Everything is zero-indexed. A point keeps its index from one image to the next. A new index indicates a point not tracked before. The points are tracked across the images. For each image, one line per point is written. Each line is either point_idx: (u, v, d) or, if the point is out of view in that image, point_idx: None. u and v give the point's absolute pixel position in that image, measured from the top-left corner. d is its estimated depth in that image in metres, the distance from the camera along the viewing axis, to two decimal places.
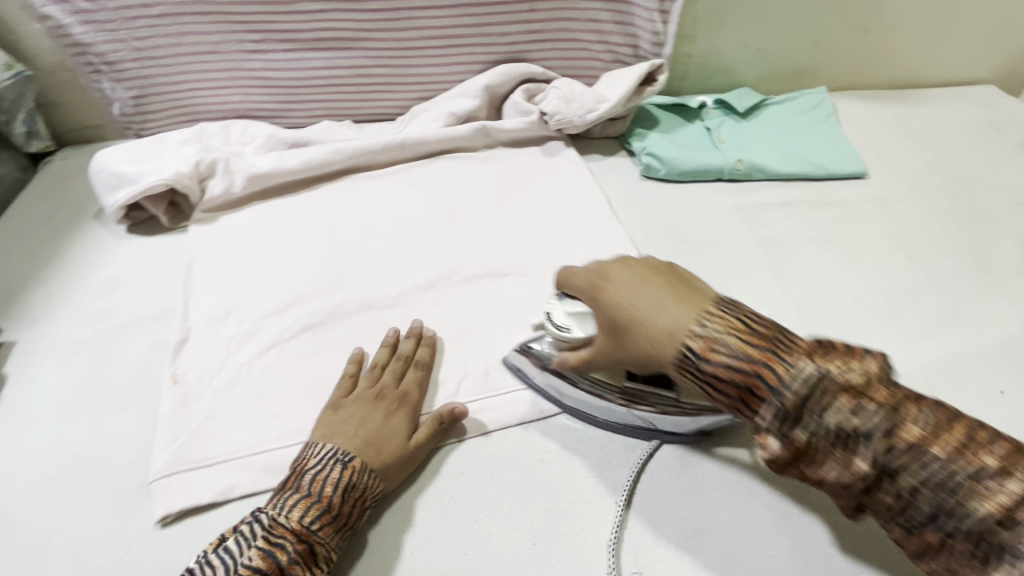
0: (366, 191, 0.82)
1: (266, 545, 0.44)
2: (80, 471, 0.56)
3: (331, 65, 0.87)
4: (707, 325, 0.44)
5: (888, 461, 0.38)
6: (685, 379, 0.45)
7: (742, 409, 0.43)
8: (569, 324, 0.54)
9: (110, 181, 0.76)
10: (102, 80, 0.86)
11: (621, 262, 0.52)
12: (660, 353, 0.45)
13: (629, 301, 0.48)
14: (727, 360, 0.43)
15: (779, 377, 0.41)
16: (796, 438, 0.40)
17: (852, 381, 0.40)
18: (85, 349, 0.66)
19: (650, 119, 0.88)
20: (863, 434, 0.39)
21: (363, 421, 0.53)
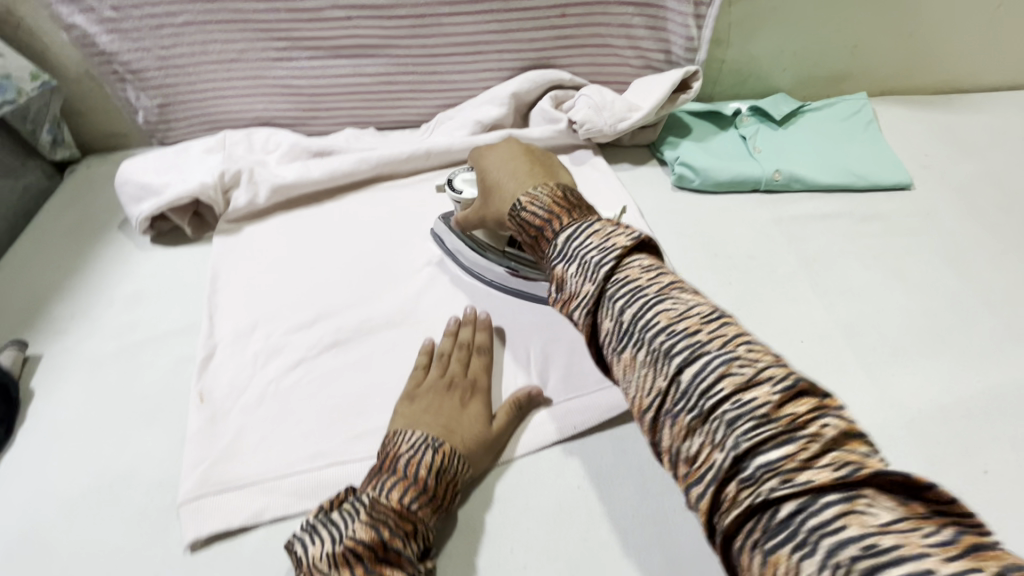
0: (391, 201, 0.81)
1: (369, 520, 0.44)
2: (108, 491, 0.55)
3: (355, 73, 0.85)
4: (539, 189, 0.54)
5: (716, 415, 0.36)
6: (512, 225, 0.55)
7: (538, 247, 0.52)
8: (465, 187, 0.67)
9: (135, 192, 0.76)
10: (127, 89, 0.86)
11: (506, 142, 0.63)
12: (505, 203, 0.57)
13: (491, 177, 0.59)
14: (541, 211, 0.51)
15: (562, 224, 0.49)
16: (559, 270, 0.47)
17: (611, 234, 0.47)
18: (111, 363, 0.65)
19: (683, 126, 0.85)
20: (601, 272, 0.44)
21: (438, 409, 0.54)
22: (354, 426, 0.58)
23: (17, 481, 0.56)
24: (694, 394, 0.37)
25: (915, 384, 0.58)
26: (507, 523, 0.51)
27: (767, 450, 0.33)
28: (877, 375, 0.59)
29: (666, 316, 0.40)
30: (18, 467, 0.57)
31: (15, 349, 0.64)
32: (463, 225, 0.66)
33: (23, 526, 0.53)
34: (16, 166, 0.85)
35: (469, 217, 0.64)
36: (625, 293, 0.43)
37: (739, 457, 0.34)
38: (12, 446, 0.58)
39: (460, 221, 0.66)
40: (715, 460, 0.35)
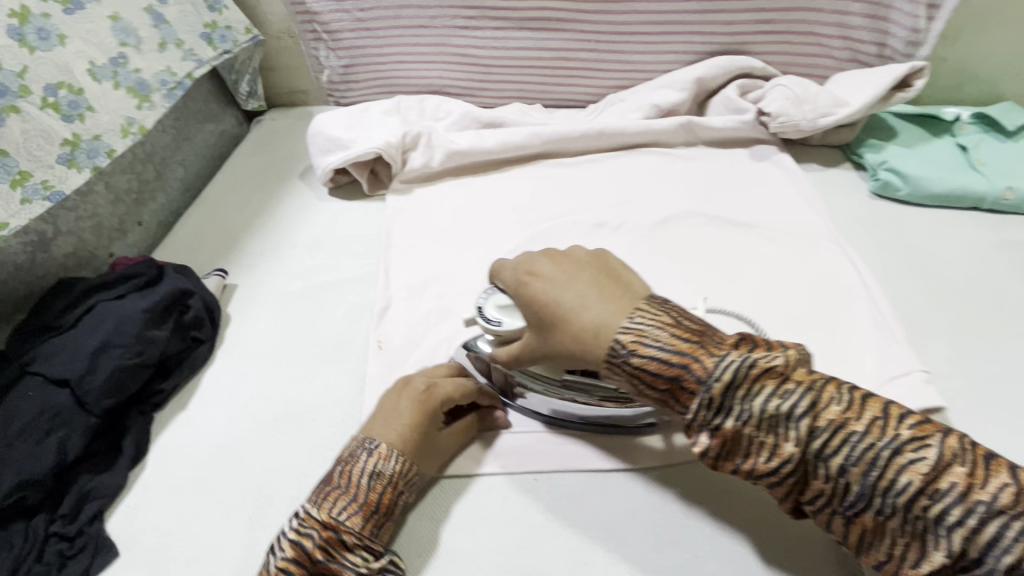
0: (558, 178, 0.80)
1: (296, 535, 0.44)
2: (297, 419, 0.58)
3: (535, 47, 0.85)
4: (636, 320, 0.42)
5: (922, 511, 0.34)
6: (617, 375, 0.42)
7: (671, 402, 0.40)
8: (504, 316, 0.49)
9: (324, 144, 0.80)
10: (319, 48, 0.91)
11: (543, 256, 0.49)
12: (590, 344, 0.43)
13: (550, 298, 0.45)
14: (658, 355, 0.40)
15: (705, 367, 0.38)
16: (725, 426, 0.38)
17: (769, 366, 0.37)
18: (297, 301, 0.69)
19: (887, 129, 0.77)
20: (790, 419, 0.37)
21: (388, 413, 0.50)
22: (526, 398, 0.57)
23: (219, 395, 0.61)
24: (780, 438, 0.37)
25: None
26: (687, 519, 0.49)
27: (856, 461, 0.35)
28: None
29: (780, 407, 0.37)
30: (219, 384, 0.62)
31: (218, 275, 0.70)
32: (511, 361, 0.50)
33: (225, 436, 0.58)
34: (217, 110, 0.92)
35: (520, 350, 0.48)
36: (759, 398, 0.37)
37: (817, 457, 0.36)
38: (212, 362, 0.63)
39: (498, 357, 0.51)
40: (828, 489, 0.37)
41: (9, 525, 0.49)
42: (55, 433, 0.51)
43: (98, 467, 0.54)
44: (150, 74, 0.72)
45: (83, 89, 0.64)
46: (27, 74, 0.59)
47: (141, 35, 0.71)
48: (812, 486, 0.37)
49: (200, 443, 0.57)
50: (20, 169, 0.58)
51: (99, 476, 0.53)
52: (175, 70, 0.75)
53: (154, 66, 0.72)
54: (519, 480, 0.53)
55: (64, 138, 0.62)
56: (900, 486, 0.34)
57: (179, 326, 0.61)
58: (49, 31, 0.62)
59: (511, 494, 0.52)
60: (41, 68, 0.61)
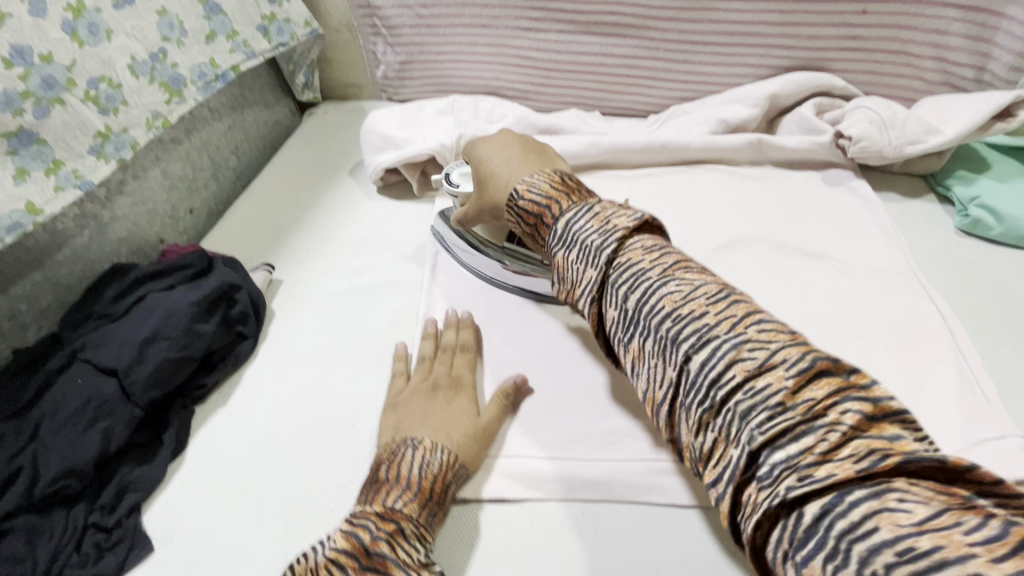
0: (614, 191, 0.76)
1: (348, 529, 0.43)
2: (336, 427, 0.57)
3: (598, 52, 0.81)
4: (535, 176, 0.54)
5: (759, 444, 0.32)
6: (512, 214, 0.55)
7: (539, 235, 0.53)
8: (461, 181, 0.66)
9: (378, 142, 0.79)
10: (378, 43, 0.90)
11: (500, 135, 0.62)
12: (500, 193, 0.57)
13: (484, 166, 0.59)
14: (536, 198, 0.52)
15: (560, 210, 0.49)
16: (559, 259, 0.47)
17: (609, 216, 0.46)
18: (341, 301, 0.68)
19: (979, 160, 0.71)
20: (640, 301, 0.40)
21: (427, 411, 0.52)
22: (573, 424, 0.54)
23: (259, 394, 0.60)
24: (653, 343, 0.39)
25: None
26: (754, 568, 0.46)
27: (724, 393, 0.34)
28: None
29: (596, 240, 0.45)
30: (261, 381, 0.61)
31: (265, 269, 0.69)
32: (466, 220, 0.64)
33: (264, 437, 0.56)
34: (272, 100, 0.92)
35: (471, 214, 0.63)
36: (630, 280, 0.42)
37: (733, 421, 0.33)
38: (255, 358, 0.63)
39: (459, 218, 0.65)
40: (729, 453, 0.33)
41: (50, 513, 0.48)
42: (100, 423, 0.51)
43: (138, 459, 0.53)
44: (187, 68, 0.70)
45: (121, 83, 0.62)
46: (75, 68, 0.57)
47: (187, 28, 0.70)
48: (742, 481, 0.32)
49: (239, 441, 0.56)
50: (55, 159, 0.56)
51: (139, 469, 0.53)
52: (217, 62, 0.74)
53: (195, 59, 0.71)
54: (564, 514, 0.50)
55: (98, 130, 0.60)
56: (792, 458, 0.30)
57: (225, 320, 0.61)
58: (98, 25, 0.60)
59: (555, 528, 0.49)
60: (87, 61, 0.58)
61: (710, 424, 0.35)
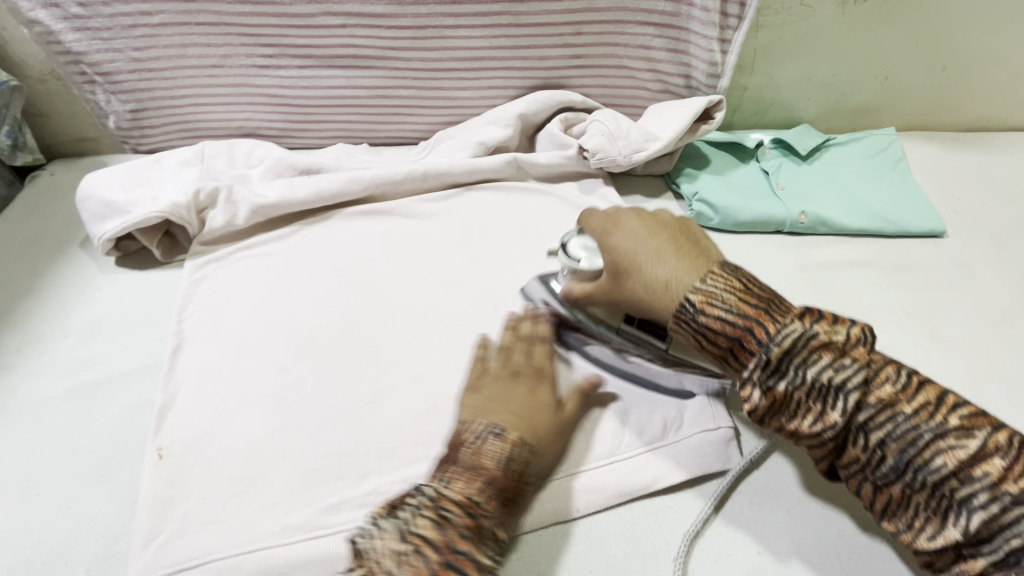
0: (384, 228, 0.74)
1: (434, 516, 0.42)
2: (45, 567, 0.48)
3: (348, 84, 0.78)
4: (707, 282, 0.48)
5: (956, 494, 0.39)
6: (681, 329, 0.49)
7: (730, 359, 0.46)
8: (584, 256, 0.56)
9: (98, 209, 0.68)
10: (96, 91, 0.78)
11: (629, 217, 0.56)
12: (652, 289, 0.50)
13: (631, 257, 0.52)
14: (723, 313, 0.46)
15: (767, 333, 0.43)
16: (777, 388, 0.43)
17: (837, 340, 0.42)
18: (60, 407, 0.58)
19: (701, 157, 0.79)
20: (840, 390, 0.41)
21: (509, 397, 0.52)
22: (330, 494, 0.51)
23: None
24: (825, 405, 0.42)
25: None
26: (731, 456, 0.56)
27: (907, 427, 0.40)
28: None
29: (730, 300, 0.46)
30: None
31: None
32: (584, 296, 0.56)
33: None
34: None
35: (594, 289, 0.55)
36: (815, 367, 0.42)
37: (965, 501, 0.38)
38: None
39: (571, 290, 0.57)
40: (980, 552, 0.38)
41: None
42: None
43: None
44: None
45: None
46: None
47: None
48: (966, 564, 0.39)
49: None
50: None
51: None
52: None
53: None
54: None
55: None
56: (1018, 526, 0.37)
57: None
58: None
59: None
60: None
61: (965, 513, 0.38)
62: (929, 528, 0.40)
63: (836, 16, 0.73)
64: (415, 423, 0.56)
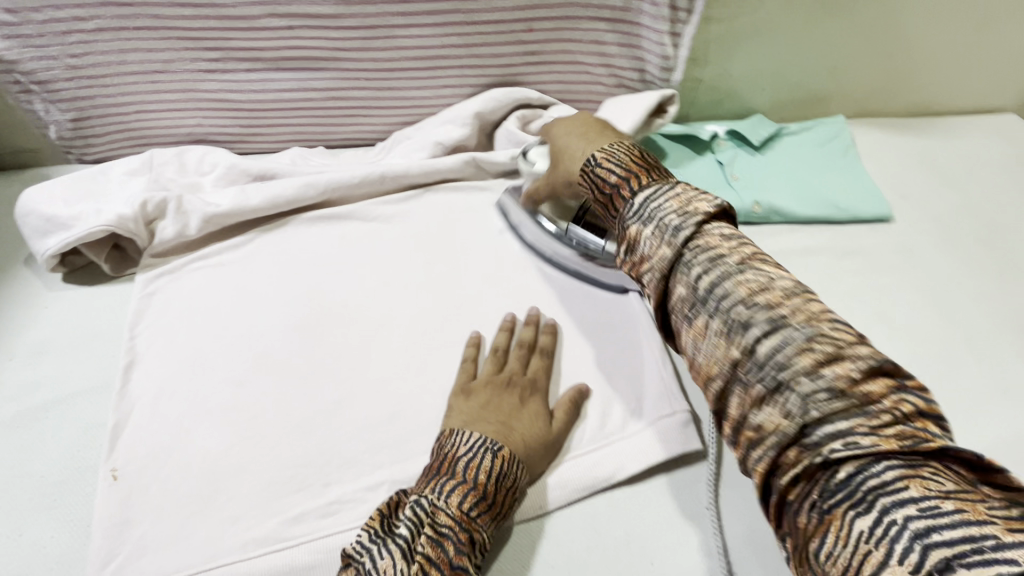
0: (343, 232, 0.73)
1: (433, 534, 0.43)
2: None
3: (299, 87, 0.76)
4: (613, 147, 0.54)
5: (795, 382, 0.36)
6: (586, 183, 0.55)
7: (613, 208, 0.52)
8: (540, 160, 0.68)
9: (40, 225, 0.66)
10: (33, 101, 0.75)
11: (571, 118, 0.64)
12: (575, 164, 0.58)
13: (558, 144, 0.62)
14: (617, 167, 0.52)
15: (641, 185, 0.49)
16: (637, 232, 0.47)
17: (694, 201, 0.46)
18: (5, 433, 0.56)
19: (658, 150, 0.80)
20: (701, 263, 0.43)
21: (500, 408, 0.53)
22: (291, 506, 0.51)
23: None
24: (704, 305, 0.42)
25: None
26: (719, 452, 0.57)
27: (830, 385, 0.35)
28: None
29: (692, 239, 0.44)
30: None
31: None
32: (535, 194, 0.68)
33: None
34: None
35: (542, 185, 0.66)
36: (734, 298, 0.40)
37: (812, 428, 0.35)
38: None
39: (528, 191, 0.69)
40: (847, 526, 0.33)
41: None
42: None
43: None
44: None
45: None
46: None
47: None
48: (788, 456, 0.36)
49: None
50: None
51: None
52: None
53: None
54: None
55: None
56: (901, 482, 0.32)
57: None
58: None
59: None
60: None
61: (807, 438, 0.36)
62: (787, 450, 0.36)
63: (783, 8, 0.74)
64: (377, 430, 0.56)
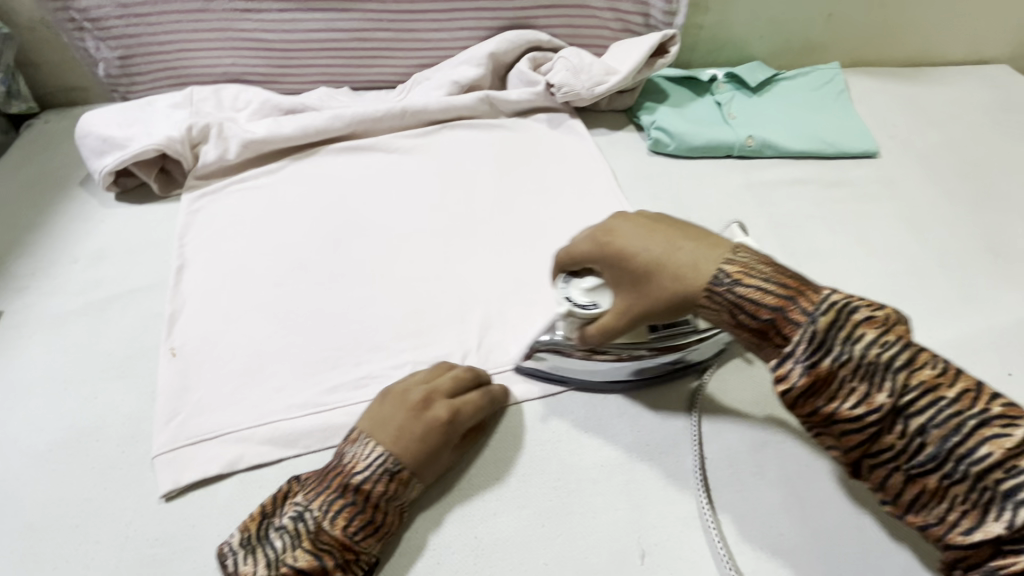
0: (368, 161, 0.80)
1: (311, 548, 0.44)
2: (78, 445, 0.54)
3: (327, 28, 0.83)
4: (738, 254, 0.45)
5: (991, 481, 0.36)
6: (713, 306, 0.44)
7: (772, 336, 0.43)
8: (597, 297, 0.51)
9: (97, 145, 0.73)
10: (85, 38, 0.81)
11: (619, 220, 0.51)
12: (692, 276, 0.45)
13: (638, 252, 0.47)
14: (764, 285, 0.43)
15: (812, 302, 0.41)
16: (822, 365, 0.40)
17: (879, 315, 0.40)
18: (77, 320, 0.64)
19: (660, 92, 0.85)
20: (889, 369, 0.39)
21: (398, 430, 0.49)
22: (327, 379, 0.58)
23: None
24: (870, 386, 0.39)
25: None
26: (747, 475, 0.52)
27: (986, 461, 0.36)
28: None
29: (882, 355, 0.39)
30: None
31: None
32: (600, 334, 0.51)
33: None
34: None
35: (614, 321, 0.50)
36: (927, 412, 0.38)
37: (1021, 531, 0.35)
38: None
39: (586, 336, 0.52)
40: None
41: None
42: None
43: None
44: None
45: None
46: None
47: None
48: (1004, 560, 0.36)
49: None
50: None
51: None
52: None
53: None
54: (321, 460, 0.54)
55: None
56: None
57: None
58: None
59: None
60: None
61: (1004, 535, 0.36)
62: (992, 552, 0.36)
63: None
64: (401, 323, 0.63)
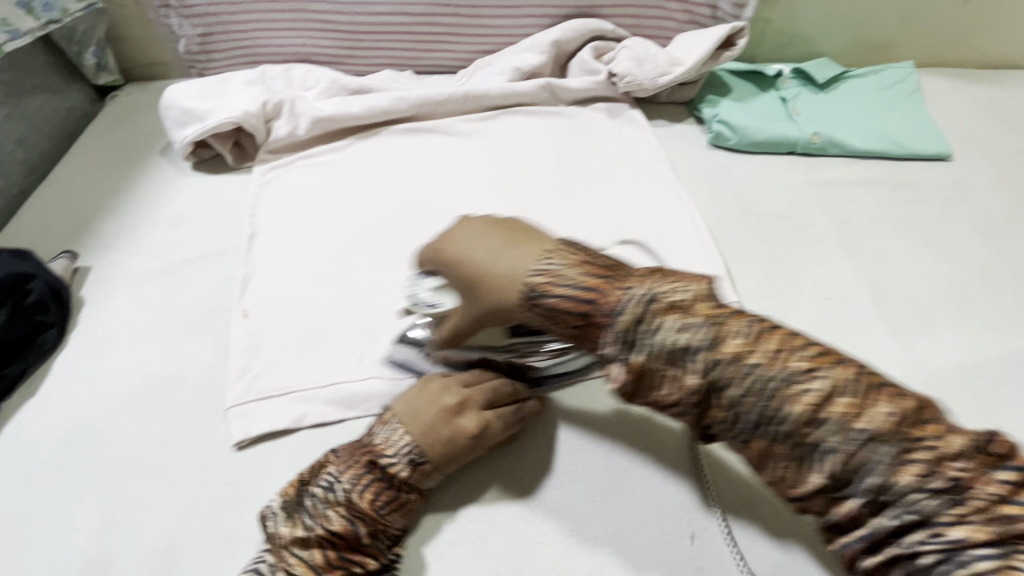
0: (429, 142, 0.82)
1: (344, 516, 0.46)
2: (157, 393, 0.58)
3: (395, 12, 0.85)
4: (551, 261, 0.44)
5: (880, 487, 0.35)
6: (532, 317, 0.44)
7: (582, 337, 0.44)
8: (440, 297, 0.50)
9: (179, 116, 0.77)
10: (171, 16, 0.87)
11: (461, 224, 0.50)
12: (505, 287, 0.44)
13: (466, 257, 0.47)
14: (569, 291, 0.42)
15: (614, 300, 0.42)
16: (636, 360, 0.41)
17: (678, 301, 0.41)
18: (158, 278, 0.68)
19: (723, 86, 0.84)
20: (691, 352, 0.39)
21: (429, 432, 0.49)
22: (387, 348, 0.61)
23: (71, 377, 0.60)
24: (680, 369, 0.40)
25: (935, 343, 0.60)
26: (751, 491, 0.51)
27: (899, 478, 0.34)
28: (897, 334, 0.61)
29: (678, 342, 0.39)
30: (72, 368, 0.60)
31: (66, 258, 0.68)
32: (452, 338, 0.50)
33: (82, 415, 0.57)
34: (59, 85, 0.86)
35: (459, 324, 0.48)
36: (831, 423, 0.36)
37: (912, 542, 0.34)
38: (65, 344, 0.62)
39: (439, 340, 0.51)
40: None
41: None
42: None
43: None
44: None
45: None
46: None
47: None
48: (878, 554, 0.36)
49: (52, 426, 0.57)
50: None
51: None
52: None
53: None
54: None
55: None
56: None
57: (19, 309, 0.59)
58: None
59: None
60: None
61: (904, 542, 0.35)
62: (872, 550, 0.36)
63: None
64: None
